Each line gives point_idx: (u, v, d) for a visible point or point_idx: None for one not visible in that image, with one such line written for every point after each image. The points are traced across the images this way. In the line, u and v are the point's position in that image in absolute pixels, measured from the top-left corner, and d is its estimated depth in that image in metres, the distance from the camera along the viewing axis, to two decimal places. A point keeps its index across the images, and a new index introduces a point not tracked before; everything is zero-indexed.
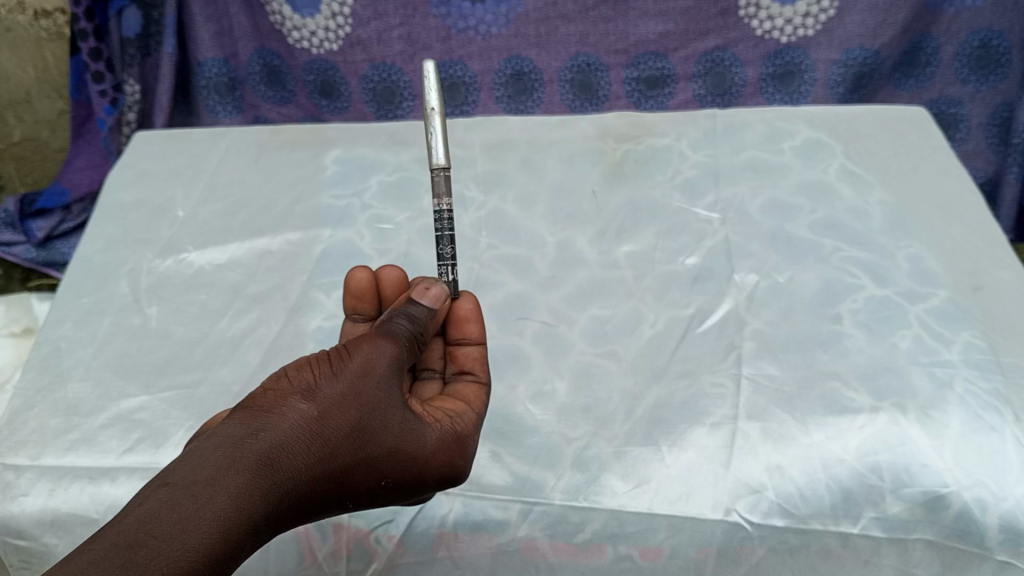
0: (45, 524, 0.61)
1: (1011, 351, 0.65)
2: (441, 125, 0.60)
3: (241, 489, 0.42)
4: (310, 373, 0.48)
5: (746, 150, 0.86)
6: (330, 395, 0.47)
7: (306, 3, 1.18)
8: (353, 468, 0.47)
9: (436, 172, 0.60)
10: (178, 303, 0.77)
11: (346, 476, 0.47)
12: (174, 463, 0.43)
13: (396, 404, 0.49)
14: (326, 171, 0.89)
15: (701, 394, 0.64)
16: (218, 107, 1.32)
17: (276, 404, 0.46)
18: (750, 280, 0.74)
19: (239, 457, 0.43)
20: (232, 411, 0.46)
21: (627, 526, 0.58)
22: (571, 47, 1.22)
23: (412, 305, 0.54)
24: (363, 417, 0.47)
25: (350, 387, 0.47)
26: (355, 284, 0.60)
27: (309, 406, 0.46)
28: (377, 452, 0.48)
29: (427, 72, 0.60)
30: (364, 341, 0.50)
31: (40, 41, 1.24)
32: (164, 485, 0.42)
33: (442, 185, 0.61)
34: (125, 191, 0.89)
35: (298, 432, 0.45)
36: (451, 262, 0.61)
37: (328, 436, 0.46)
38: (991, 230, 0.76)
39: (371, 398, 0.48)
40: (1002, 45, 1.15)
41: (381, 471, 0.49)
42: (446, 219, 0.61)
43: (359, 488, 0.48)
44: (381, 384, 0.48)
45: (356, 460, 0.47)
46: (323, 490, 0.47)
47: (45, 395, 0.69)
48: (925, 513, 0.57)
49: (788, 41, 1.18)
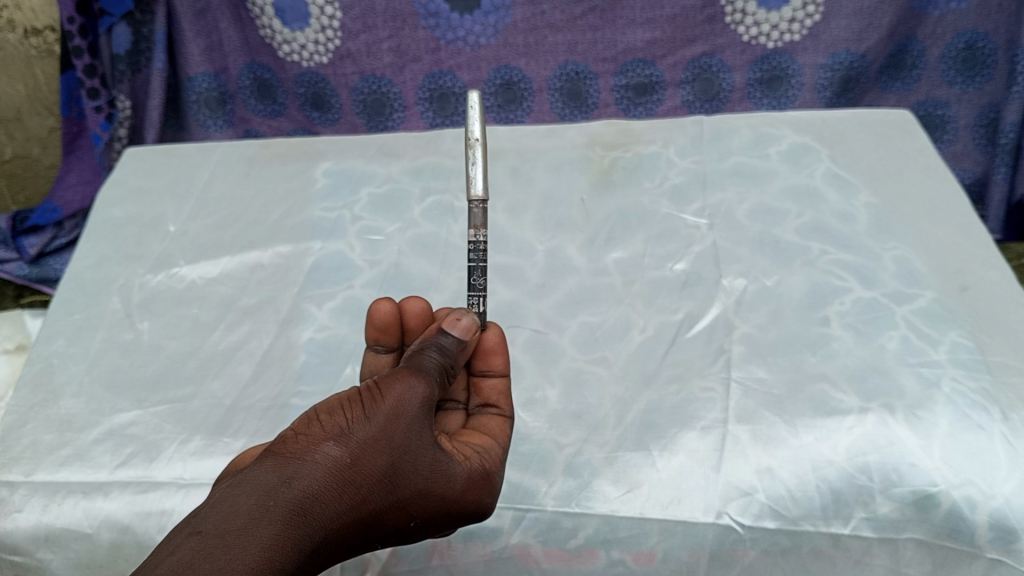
0: (40, 539, 0.62)
1: (996, 350, 0.65)
2: (482, 157, 0.59)
3: (274, 539, 0.42)
4: (341, 415, 0.47)
5: (732, 156, 0.87)
6: (363, 441, 0.46)
7: (295, 17, 1.19)
8: (381, 511, 0.47)
9: (474, 204, 0.59)
10: (170, 318, 0.77)
11: (374, 519, 0.47)
12: (205, 510, 0.43)
13: (428, 447, 0.48)
14: (316, 184, 0.90)
15: (692, 398, 0.65)
16: (209, 122, 1.33)
17: (307, 449, 0.45)
18: (738, 284, 0.74)
19: (271, 507, 0.43)
20: (262, 455, 0.46)
21: (619, 531, 0.59)
22: (560, 56, 1.22)
23: (442, 336, 0.54)
24: (395, 461, 0.47)
25: (383, 431, 0.47)
26: (379, 317, 0.59)
27: (341, 451, 0.46)
28: (407, 496, 0.48)
29: (472, 103, 0.59)
30: (396, 379, 0.49)
31: (30, 59, 1.22)
32: (196, 533, 0.41)
33: (476, 217, 0.59)
34: (116, 207, 0.90)
35: (330, 479, 0.45)
36: (481, 294, 0.61)
37: (359, 483, 0.46)
38: (977, 230, 0.76)
39: (403, 441, 0.47)
40: (988, 47, 1.17)
41: (409, 512, 0.49)
42: (481, 251, 0.60)
43: (387, 528, 0.49)
44: (414, 427, 0.48)
45: (385, 503, 0.47)
46: (352, 534, 0.47)
47: (38, 412, 0.69)
48: (915, 512, 0.57)
49: (775, 47, 1.19)
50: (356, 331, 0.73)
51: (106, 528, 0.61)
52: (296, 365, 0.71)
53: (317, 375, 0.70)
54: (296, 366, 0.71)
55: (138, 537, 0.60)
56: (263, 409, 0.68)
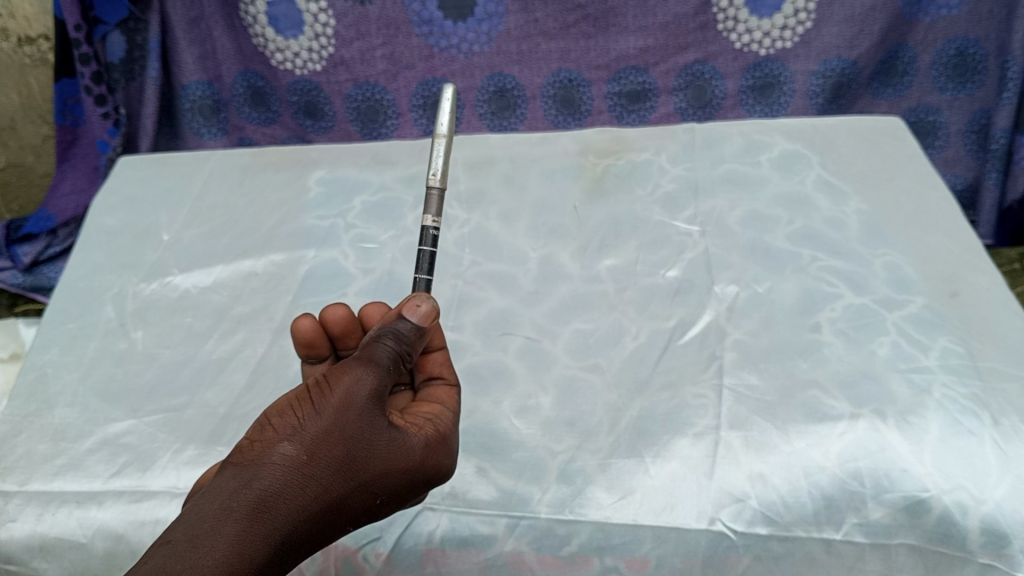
0: (34, 549, 0.62)
1: (987, 356, 0.66)
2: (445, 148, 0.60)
3: (240, 537, 0.42)
4: (292, 415, 0.47)
5: (723, 163, 0.88)
6: (315, 434, 0.46)
7: (289, 25, 1.19)
8: (346, 497, 0.47)
9: (430, 190, 0.59)
10: (164, 326, 0.77)
11: (341, 506, 0.47)
12: (174, 523, 0.43)
13: (382, 428, 0.48)
14: (309, 193, 0.90)
15: (684, 404, 0.65)
16: (203, 130, 1.33)
17: (263, 452, 0.45)
18: (730, 291, 0.74)
19: (235, 508, 0.43)
20: (223, 466, 0.46)
21: (613, 538, 0.59)
22: (553, 63, 1.23)
23: (399, 322, 0.52)
24: (351, 449, 0.47)
25: (334, 423, 0.47)
26: (302, 333, 0.59)
27: (296, 448, 0.46)
28: (368, 477, 0.48)
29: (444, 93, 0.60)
30: (344, 371, 0.49)
31: (24, 68, 1.28)
32: (166, 542, 0.42)
33: (433, 204, 0.59)
34: (109, 216, 0.90)
35: (290, 475, 0.45)
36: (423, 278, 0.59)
37: (318, 474, 0.46)
38: (967, 237, 0.77)
39: (356, 429, 0.47)
40: (978, 53, 1.18)
41: (373, 493, 0.49)
42: (429, 235, 0.59)
43: (356, 513, 0.49)
44: (364, 414, 0.48)
45: (348, 489, 0.47)
46: (322, 524, 0.47)
47: (32, 421, 0.69)
48: (906, 518, 0.58)
49: (767, 54, 1.20)
50: None
51: (100, 537, 0.61)
52: (290, 374, 0.71)
53: None
54: (290, 374, 0.71)
55: (132, 546, 0.60)
56: (257, 418, 0.67)
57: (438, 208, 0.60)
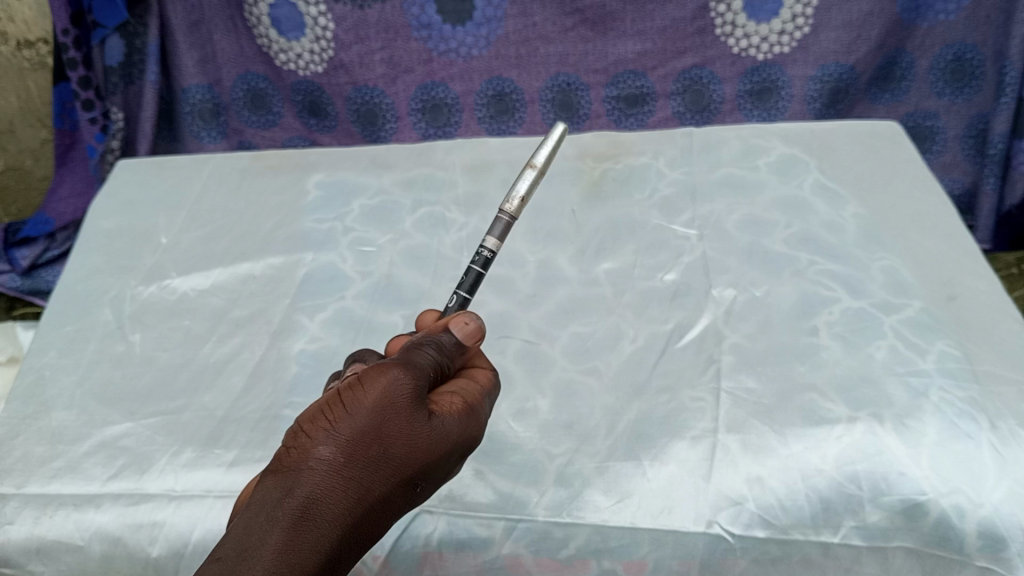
0: (31, 551, 0.62)
1: (985, 359, 0.66)
2: (533, 178, 0.63)
3: (286, 548, 0.44)
4: (324, 419, 0.47)
5: (721, 168, 0.88)
6: (351, 436, 0.47)
7: (291, 27, 1.20)
8: (389, 493, 0.48)
9: (504, 215, 0.62)
10: (161, 329, 0.77)
11: (384, 502, 0.48)
12: (223, 537, 0.45)
13: (421, 422, 0.48)
14: (308, 196, 0.91)
15: (682, 407, 0.65)
16: (202, 133, 1.33)
17: (301, 460, 0.46)
18: (727, 294, 0.75)
19: (280, 518, 0.45)
20: (263, 475, 0.47)
21: (610, 541, 0.59)
22: (551, 67, 1.23)
23: (445, 334, 0.52)
24: (387, 448, 0.47)
25: (370, 426, 0.47)
26: None
27: (333, 453, 0.46)
28: (409, 472, 0.48)
29: (552, 136, 0.65)
30: (377, 371, 0.48)
31: (24, 71, 1.30)
32: (217, 558, 0.43)
33: (500, 229, 0.61)
34: (108, 219, 0.90)
35: (329, 481, 0.46)
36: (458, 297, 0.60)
37: (359, 476, 0.46)
38: (964, 241, 0.77)
39: (393, 429, 0.47)
40: (976, 58, 1.18)
41: (414, 482, 0.49)
42: (483, 257, 0.61)
43: (400, 504, 0.49)
44: (402, 413, 0.47)
45: (391, 485, 0.48)
46: (368, 521, 0.48)
47: (29, 424, 0.69)
48: (904, 521, 0.58)
49: (765, 59, 1.20)
50: (347, 343, 0.73)
51: (97, 540, 0.61)
52: (287, 377, 0.71)
53: (309, 387, 0.69)
54: (288, 377, 0.71)
55: (129, 548, 0.61)
56: (255, 421, 0.67)
57: (502, 234, 0.61)
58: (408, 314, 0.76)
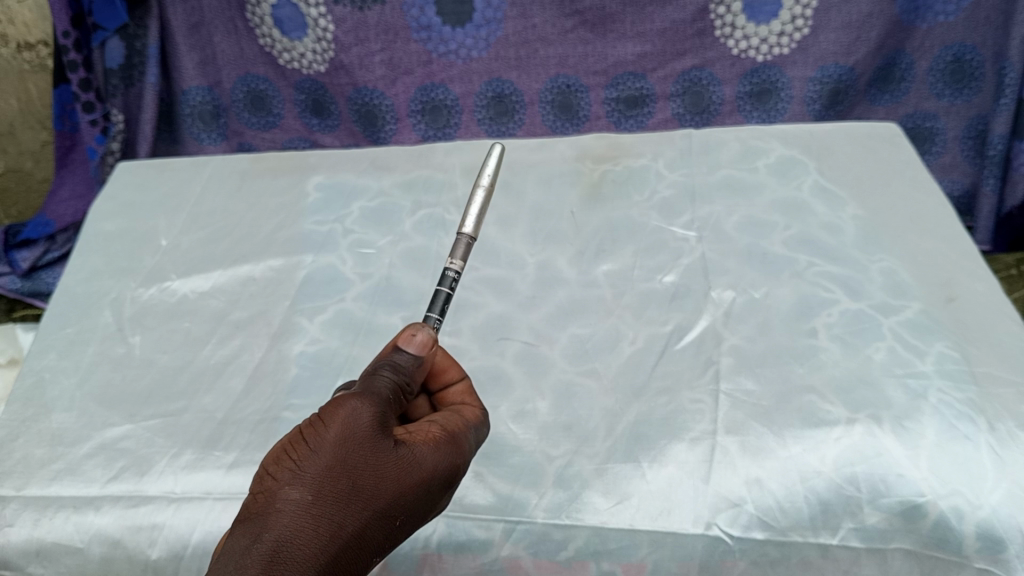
0: (31, 554, 0.62)
1: (984, 360, 0.66)
2: (484, 198, 0.63)
3: None
4: (289, 460, 0.47)
5: (720, 169, 0.89)
6: (316, 473, 0.47)
7: (293, 27, 1.20)
8: (366, 529, 0.47)
9: (462, 237, 0.61)
10: (161, 332, 0.77)
11: (362, 539, 0.47)
12: None
13: (386, 450, 0.48)
14: (307, 199, 0.91)
15: (681, 409, 0.65)
16: (203, 135, 1.34)
17: (269, 503, 0.46)
18: (726, 296, 0.75)
19: (251, 564, 0.44)
20: (235, 527, 0.47)
21: (609, 542, 0.59)
22: (551, 69, 1.23)
23: (397, 354, 0.53)
24: (355, 480, 0.47)
25: (334, 458, 0.47)
26: None
27: (300, 491, 0.46)
28: (383, 504, 0.48)
29: (492, 155, 0.65)
30: (338, 405, 0.49)
31: (23, 73, 1.31)
32: None
33: (460, 250, 0.61)
34: (108, 221, 0.90)
35: (299, 520, 0.45)
36: (434, 318, 0.59)
37: (329, 511, 0.46)
38: (963, 242, 0.77)
39: (358, 459, 0.47)
40: (975, 59, 1.19)
41: (391, 517, 0.48)
42: (449, 278, 0.60)
43: (381, 543, 0.48)
44: (364, 443, 0.48)
45: (366, 521, 0.47)
46: (348, 561, 0.47)
47: (29, 426, 0.69)
48: (903, 522, 0.58)
49: (765, 60, 1.20)
50: (347, 345, 0.73)
51: (97, 542, 0.61)
52: (287, 379, 0.71)
53: (309, 389, 0.69)
54: (287, 379, 0.71)
55: (129, 550, 0.61)
56: (255, 423, 0.67)
57: (462, 255, 0.61)
58: (407, 316, 0.76)
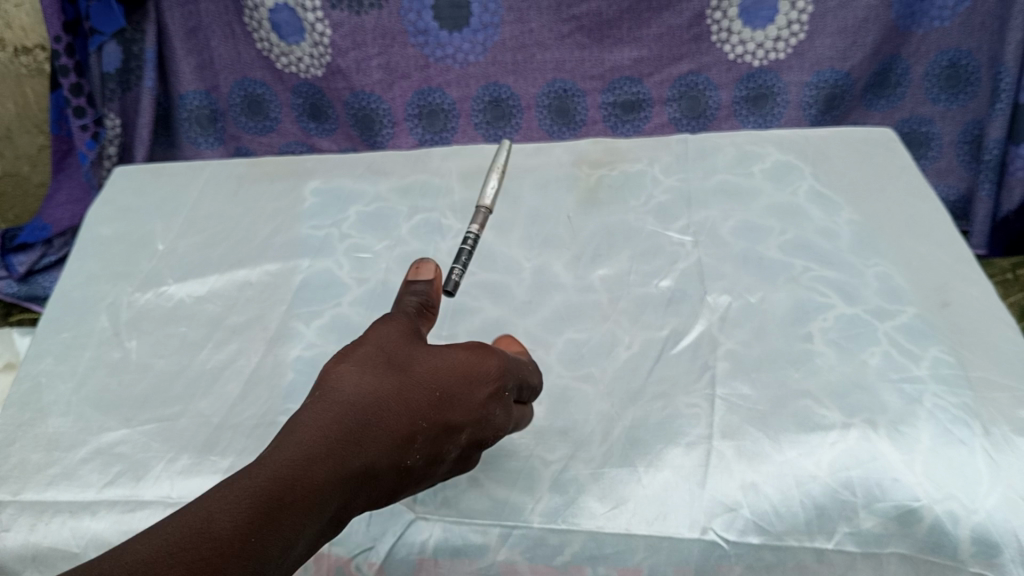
0: (26, 559, 0.62)
1: (979, 365, 0.66)
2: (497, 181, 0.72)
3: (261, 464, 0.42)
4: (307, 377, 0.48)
5: (716, 174, 0.89)
6: (327, 370, 0.47)
7: (291, 32, 1.20)
8: (383, 403, 0.46)
9: (481, 208, 0.69)
10: (157, 336, 0.77)
11: (382, 410, 0.46)
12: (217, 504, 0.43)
13: (399, 343, 0.49)
14: (304, 203, 0.91)
15: (676, 414, 0.65)
16: (200, 139, 1.34)
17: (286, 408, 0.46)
18: (722, 300, 0.75)
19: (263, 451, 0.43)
20: None
21: (605, 547, 0.58)
22: (548, 74, 1.24)
23: (411, 287, 0.55)
24: (365, 362, 0.47)
25: (343, 355, 0.48)
26: None
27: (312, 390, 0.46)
28: (399, 383, 0.47)
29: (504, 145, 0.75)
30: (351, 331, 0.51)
31: (21, 77, 1.30)
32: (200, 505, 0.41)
33: (479, 218, 0.69)
34: (105, 226, 0.90)
35: (307, 405, 0.45)
36: (460, 266, 0.63)
37: (338, 388, 0.46)
38: (959, 247, 0.77)
39: (366, 351, 0.48)
40: (971, 64, 1.19)
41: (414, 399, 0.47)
42: (472, 237, 0.66)
43: (408, 435, 0.46)
44: (372, 339, 0.48)
45: (382, 394, 0.46)
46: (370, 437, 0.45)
47: (25, 431, 0.69)
48: (898, 527, 0.58)
49: (761, 65, 1.21)
50: (344, 350, 0.73)
51: (93, 547, 0.61)
52: (284, 384, 0.71)
53: (305, 394, 0.69)
54: (284, 384, 0.71)
55: None
56: (251, 428, 0.67)
57: (481, 222, 0.68)
58: None
